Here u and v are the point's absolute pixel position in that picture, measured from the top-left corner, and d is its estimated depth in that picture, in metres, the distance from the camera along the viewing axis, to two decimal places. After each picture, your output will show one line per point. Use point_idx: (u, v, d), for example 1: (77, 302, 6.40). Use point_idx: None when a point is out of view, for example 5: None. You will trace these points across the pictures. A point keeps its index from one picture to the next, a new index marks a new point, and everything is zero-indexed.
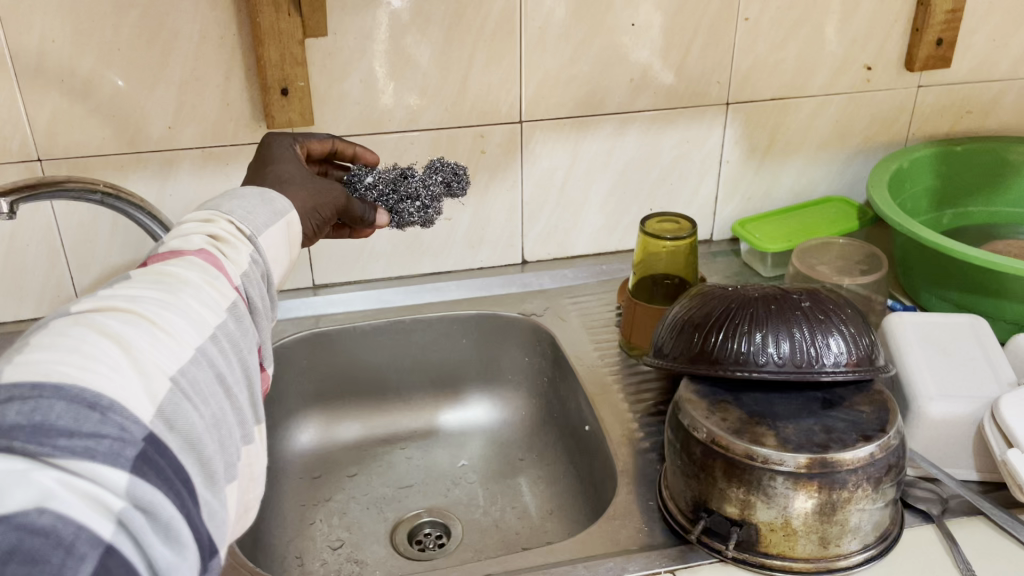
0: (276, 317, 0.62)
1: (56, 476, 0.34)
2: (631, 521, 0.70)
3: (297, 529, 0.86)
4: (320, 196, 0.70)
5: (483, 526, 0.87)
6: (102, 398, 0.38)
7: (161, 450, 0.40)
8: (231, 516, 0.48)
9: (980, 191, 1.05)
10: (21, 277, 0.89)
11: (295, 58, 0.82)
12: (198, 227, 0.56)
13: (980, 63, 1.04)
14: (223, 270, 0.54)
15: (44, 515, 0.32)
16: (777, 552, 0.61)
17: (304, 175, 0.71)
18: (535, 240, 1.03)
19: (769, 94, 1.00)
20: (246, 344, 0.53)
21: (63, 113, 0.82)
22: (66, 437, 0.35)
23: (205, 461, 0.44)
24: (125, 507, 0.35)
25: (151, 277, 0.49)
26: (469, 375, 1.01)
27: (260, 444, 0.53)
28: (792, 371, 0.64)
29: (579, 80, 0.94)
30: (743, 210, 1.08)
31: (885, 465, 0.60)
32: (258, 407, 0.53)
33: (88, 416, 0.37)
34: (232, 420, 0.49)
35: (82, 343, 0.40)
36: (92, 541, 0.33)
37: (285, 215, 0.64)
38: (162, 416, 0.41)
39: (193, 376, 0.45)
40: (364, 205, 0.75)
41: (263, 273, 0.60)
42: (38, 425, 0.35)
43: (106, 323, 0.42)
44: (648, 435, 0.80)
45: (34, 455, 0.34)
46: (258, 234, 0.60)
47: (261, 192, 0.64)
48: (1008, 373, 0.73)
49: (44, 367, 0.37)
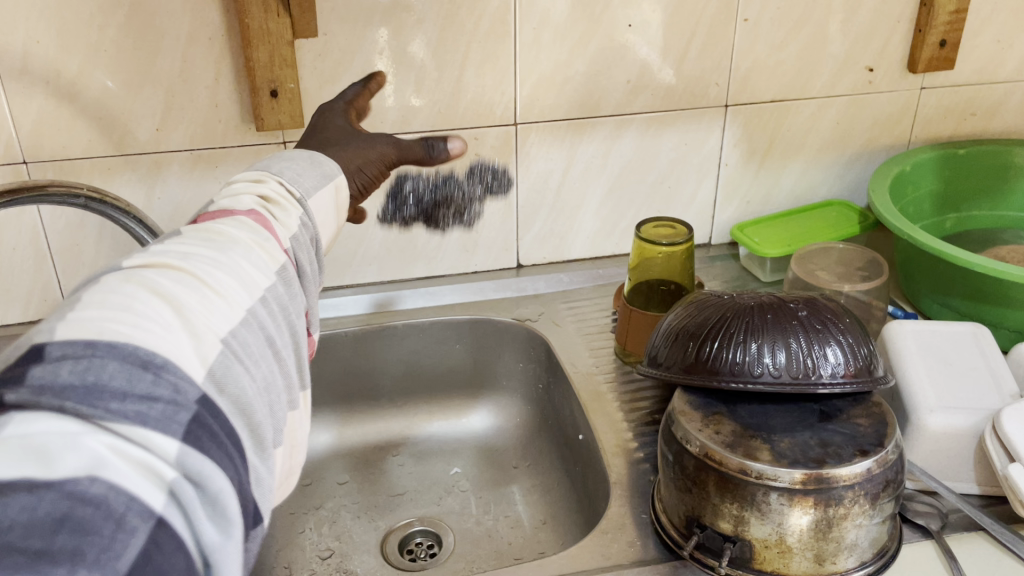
0: (324, 281, 0.61)
1: (108, 442, 0.33)
2: (623, 535, 0.69)
3: (286, 538, 0.84)
4: (366, 152, 0.66)
5: (476, 535, 0.85)
6: (155, 357, 0.37)
7: (211, 414, 0.39)
8: (277, 478, 0.47)
9: (983, 195, 1.03)
10: (7, 282, 0.88)
11: (284, 59, 0.81)
12: (249, 187, 0.56)
13: (984, 65, 1.02)
14: (274, 231, 0.53)
15: (96, 483, 0.31)
16: (771, 570, 0.60)
17: (343, 136, 0.67)
18: (530, 244, 1.01)
19: (769, 96, 0.99)
20: (295, 308, 0.52)
21: (49, 114, 0.81)
22: (117, 401, 0.34)
23: (254, 426, 0.43)
24: (176, 476, 0.34)
25: (201, 234, 0.49)
26: (463, 380, 1.00)
27: (304, 410, 0.53)
28: (788, 382, 0.62)
29: (575, 81, 0.92)
30: (742, 214, 1.07)
31: (883, 480, 0.59)
32: (304, 372, 0.53)
33: (141, 376, 0.36)
34: (280, 384, 0.48)
35: (133, 301, 0.39)
36: (144, 513, 0.32)
37: (333, 179, 0.61)
38: (213, 378, 0.40)
39: (244, 339, 0.44)
40: (425, 141, 0.66)
41: (313, 239, 0.59)
42: (91, 386, 0.34)
43: (157, 282, 0.42)
44: (642, 445, 0.79)
45: (86, 417, 0.33)
46: (307, 198, 0.58)
47: (311, 154, 0.62)
48: (1010, 385, 0.71)
49: (96, 325, 0.37)
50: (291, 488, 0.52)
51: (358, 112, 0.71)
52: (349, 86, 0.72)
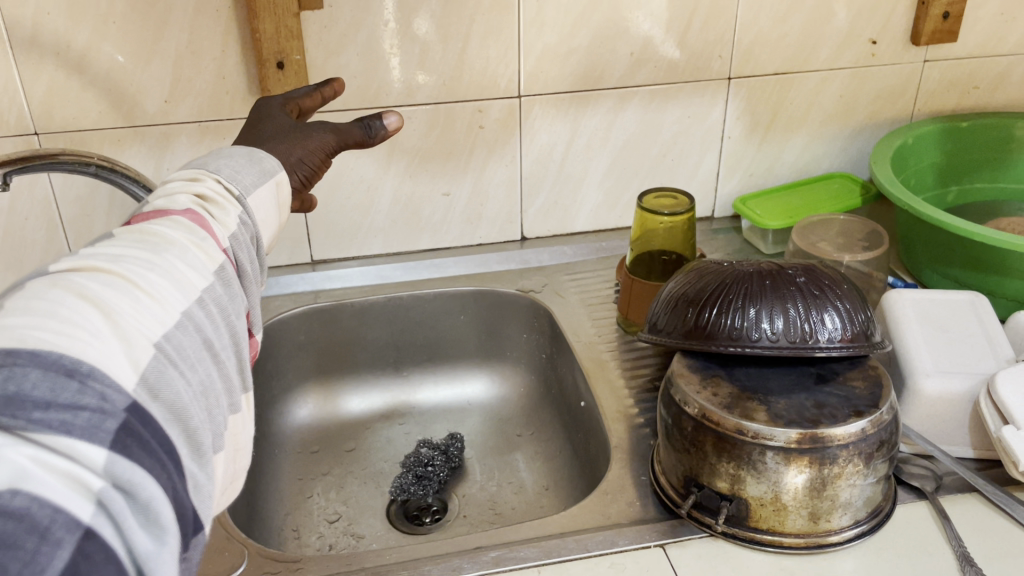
0: (264, 282, 0.60)
1: (30, 454, 0.31)
2: (623, 496, 0.70)
3: (294, 503, 0.86)
4: (303, 142, 0.64)
5: (480, 501, 0.87)
6: (81, 365, 0.35)
7: (144, 421, 0.37)
8: (216, 486, 0.46)
9: (984, 168, 1.03)
10: (19, 252, 0.89)
11: (290, 31, 0.81)
12: (184, 186, 0.54)
13: (988, 38, 1.02)
14: (210, 231, 0.51)
15: (18, 497, 0.29)
16: (766, 527, 0.61)
17: (283, 130, 0.65)
18: (534, 217, 1.03)
19: (772, 69, 0.99)
20: (234, 309, 0.51)
21: (59, 86, 0.82)
22: (41, 410, 0.32)
23: (192, 433, 0.41)
24: (104, 486, 0.32)
25: (134, 235, 0.47)
26: (467, 350, 1.01)
27: (246, 412, 0.51)
28: (786, 346, 0.63)
29: (578, 53, 0.93)
30: (745, 187, 1.07)
31: (877, 440, 0.60)
32: (246, 374, 0.51)
33: (65, 384, 0.34)
34: (219, 388, 0.46)
35: (60, 306, 0.37)
36: (69, 525, 0.30)
37: (273, 175, 0.60)
38: (145, 384, 0.38)
39: (179, 342, 0.43)
40: (362, 121, 0.66)
41: (252, 237, 0.57)
42: (11, 396, 0.32)
43: (85, 286, 0.40)
44: (643, 411, 0.80)
45: (6, 428, 0.31)
46: (247, 195, 0.56)
47: (249, 151, 0.60)
48: (1006, 350, 0.72)
49: (19, 333, 0.35)
50: (235, 493, 0.52)
51: (301, 113, 0.70)
52: (305, 88, 0.71)
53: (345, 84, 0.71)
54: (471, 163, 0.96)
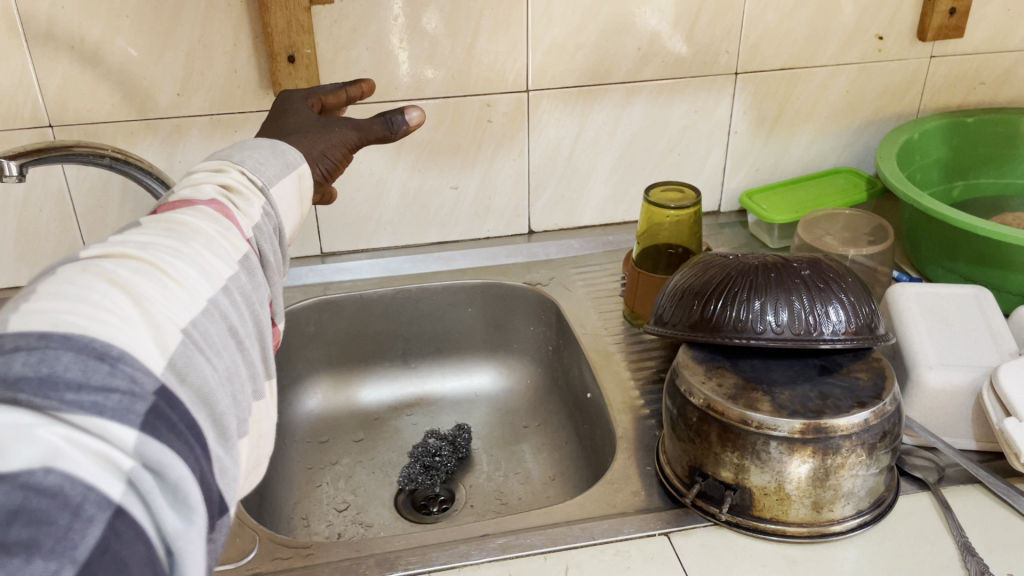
0: (287, 272, 0.61)
1: (63, 434, 0.32)
2: (629, 486, 0.71)
3: (303, 492, 0.87)
4: (326, 136, 0.65)
5: (487, 491, 0.88)
6: (111, 348, 0.36)
7: (172, 404, 0.38)
8: (241, 470, 0.47)
9: (990, 163, 1.03)
10: (34, 243, 0.91)
11: (301, 25, 0.82)
12: (209, 176, 0.55)
13: (994, 33, 1.02)
14: (235, 221, 0.52)
15: (50, 474, 0.30)
16: (770, 516, 0.62)
17: (303, 124, 0.66)
18: (541, 211, 1.03)
19: (778, 64, 0.99)
20: (259, 298, 0.52)
21: (73, 79, 0.84)
22: (73, 391, 0.33)
23: (218, 416, 0.42)
24: (134, 466, 0.33)
25: (162, 225, 0.48)
26: (475, 342, 1.02)
27: (270, 399, 0.52)
28: (790, 338, 0.64)
29: (586, 48, 0.93)
30: (751, 181, 1.08)
31: (880, 431, 0.61)
32: (270, 361, 0.52)
33: (97, 367, 0.35)
34: (244, 374, 0.48)
35: (90, 291, 0.38)
36: (101, 503, 0.31)
37: (296, 168, 0.61)
38: (174, 368, 0.39)
39: (205, 329, 0.44)
40: (384, 117, 0.66)
41: (276, 227, 0.58)
42: (45, 378, 0.33)
43: (115, 272, 0.41)
44: (649, 402, 0.81)
45: (40, 409, 0.32)
46: (270, 186, 0.58)
47: (272, 144, 0.61)
48: (1009, 344, 0.73)
49: (51, 316, 0.36)
50: (259, 477, 0.53)
51: (323, 107, 0.72)
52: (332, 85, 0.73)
53: (373, 85, 0.74)
54: (479, 157, 0.97)
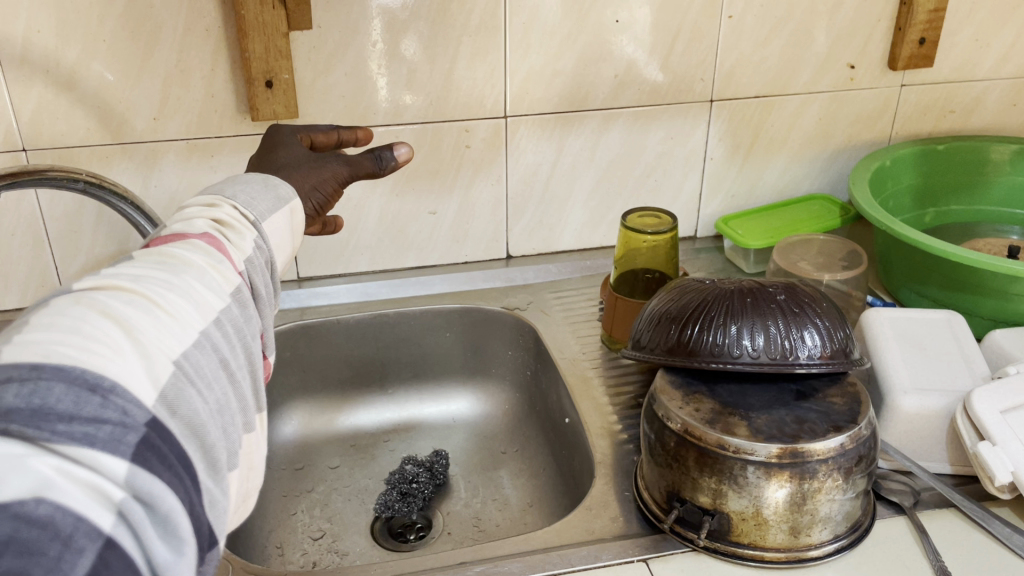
0: (278, 305, 0.60)
1: (54, 464, 0.31)
2: (607, 511, 0.71)
3: (278, 520, 0.86)
4: (317, 170, 0.65)
5: (464, 517, 0.87)
6: (103, 379, 0.35)
7: (163, 436, 0.37)
8: (231, 502, 0.46)
9: (960, 190, 1.06)
10: (5, 267, 0.89)
11: (279, 50, 0.82)
12: (202, 210, 0.54)
13: (962, 63, 1.05)
14: (227, 254, 0.52)
15: (42, 505, 0.30)
16: (748, 541, 0.62)
17: (290, 157, 0.66)
18: (519, 235, 1.04)
19: (753, 92, 1.01)
20: (249, 331, 0.51)
21: (48, 103, 0.83)
22: (65, 422, 0.33)
23: (208, 448, 0.41)
24: (125, 498, 0.33)
25: (153, 257, 0.47)
26: (454, 368, 1.02)
27: (260, 432, 0.51)
28: (767, 363, 0.64)
29: (563, 75, 0.94)
30: (727, 207, 1.09)
31: (855, 455, 0.61)
32: (260, 394, 0.52)
33: (89, 400, 0.34)
34: (234, 407, 0.47)
35: (83, 323, 0.38)
36: (91, 533, 0.31)
37: (288, 202, 0.60)
38: (164, 401, 0.39)
39: (197, 361, 0.43)
40: (373, 153, 0.66)
41: (268, 260, 0.58)
42: (36, 409, 0.32)
43: (108, 303, 0.40)
44: (626, 427, 0.81)
45: (31, 440, 0.32)
46: (262, 220, 0.57)
47: (264, 178, 0.61)
48: (982, 368, 0.74)
49: (44, 347, 0.35)
50: (249, 510, 0.52)
51: (315, 146, 0.71)
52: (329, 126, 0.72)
53: (369, 134, 0.71)
54: (457, 182, 0.97)
